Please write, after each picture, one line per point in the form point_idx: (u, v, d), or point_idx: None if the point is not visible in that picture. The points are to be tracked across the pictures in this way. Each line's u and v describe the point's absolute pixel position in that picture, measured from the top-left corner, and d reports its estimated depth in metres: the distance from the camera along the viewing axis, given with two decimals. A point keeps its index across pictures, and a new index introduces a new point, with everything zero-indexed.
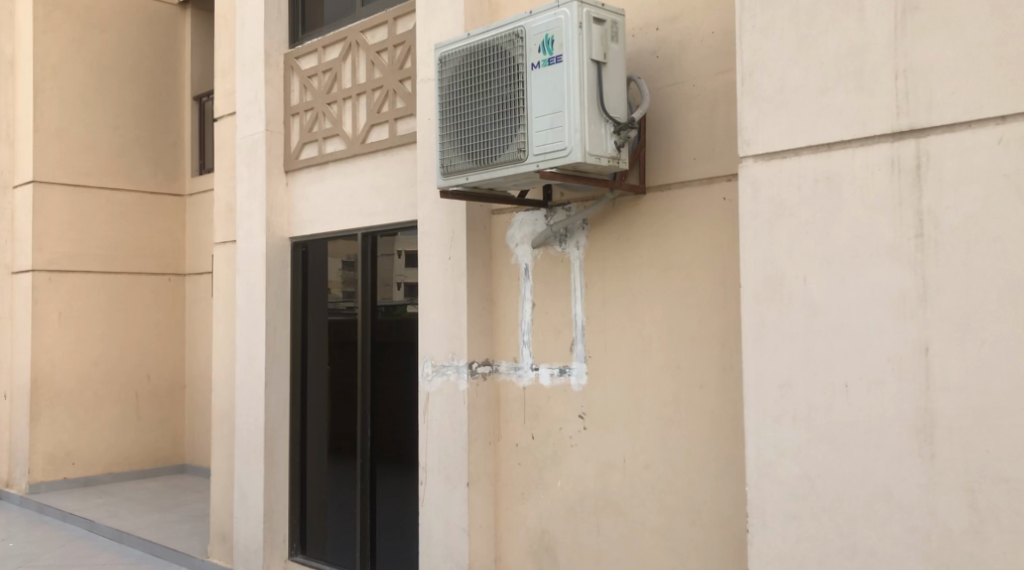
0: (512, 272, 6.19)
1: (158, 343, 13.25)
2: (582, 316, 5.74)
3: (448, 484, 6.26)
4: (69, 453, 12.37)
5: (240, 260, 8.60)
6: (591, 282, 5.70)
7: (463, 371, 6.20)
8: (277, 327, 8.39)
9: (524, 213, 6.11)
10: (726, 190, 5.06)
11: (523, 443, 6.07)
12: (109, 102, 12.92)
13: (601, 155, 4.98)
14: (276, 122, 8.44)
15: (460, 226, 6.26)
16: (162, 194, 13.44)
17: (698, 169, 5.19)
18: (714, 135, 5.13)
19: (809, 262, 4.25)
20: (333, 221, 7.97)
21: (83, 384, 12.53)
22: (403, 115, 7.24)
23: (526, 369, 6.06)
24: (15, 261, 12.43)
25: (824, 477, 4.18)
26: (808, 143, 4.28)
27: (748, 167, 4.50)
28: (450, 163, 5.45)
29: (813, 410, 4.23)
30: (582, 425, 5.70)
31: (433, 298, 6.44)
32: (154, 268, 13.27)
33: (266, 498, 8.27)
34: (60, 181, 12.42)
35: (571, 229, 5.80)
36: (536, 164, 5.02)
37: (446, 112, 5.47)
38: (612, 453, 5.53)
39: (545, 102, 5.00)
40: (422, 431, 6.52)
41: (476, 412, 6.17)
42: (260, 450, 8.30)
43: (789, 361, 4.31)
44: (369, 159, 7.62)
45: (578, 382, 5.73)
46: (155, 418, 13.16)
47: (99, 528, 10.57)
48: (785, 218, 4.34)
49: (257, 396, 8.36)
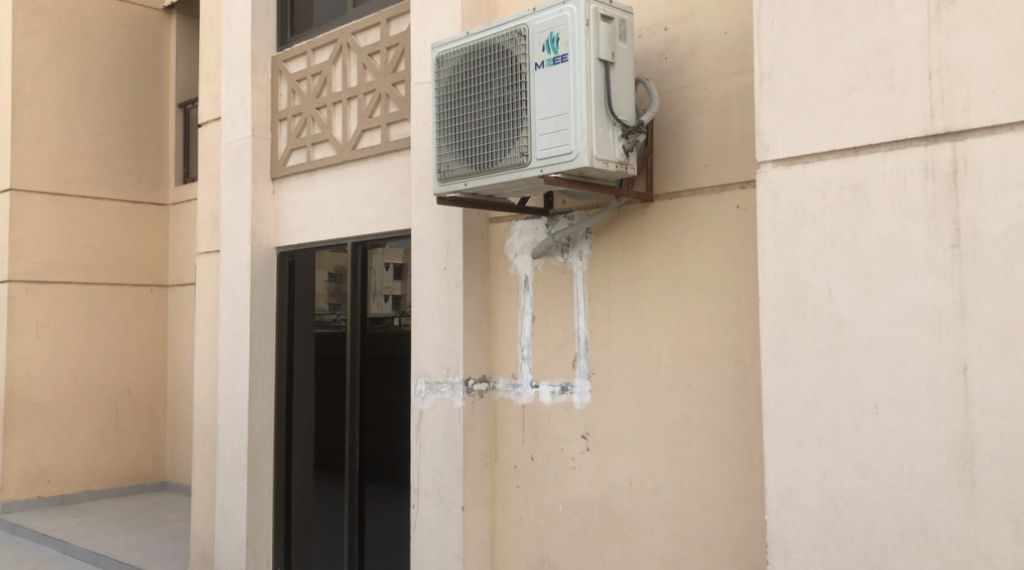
0: (510, 283, 5.89)
1: (140, 356, 12.89)
2: (585, 329, 5.44)
3: (442, 507, 5.94)
4: (45, 470, 11.98)
5: (224, 270, 8.27)
6: (595, 294, 5.40)
7: (459, 389, 5.88)
8: (262, 341, 8.06)
9: (524, 221, 5.82)
10: (740, 198, 4.78)
11: (522, 465, 5.77)
12: (91, 109, 12.57)
13: (608, 160, 4.69)
14: (263, 127, 8.13)
15: (457, 235, 5.96)
16: (145, 203, 13.10)
17: (710, 175, 4.90)
18: (727, 139, 4.85)
19: (835, 273, 3.96)
20: (321, 230, 7.66)
21: (60, 399, 12.15)
22: (397, 120, 6.94)
23: (525, 386, 5.76)
24: None
25: (853, 505, 3.89)
26: (833, 146, 3.99)
27: (767, 172, 4.19)
28: (447, 168, 5.15)
29: (839, 432, 3.93)
30: (585, 446, 5.40)
31: (427, 311, 6.14)
32: (136, 279, 12.91)
33: (250, 520, 7.93)
34: (39, 189, 12.05)
35: (574, 239, 5.51)
36: (539, 169, 4.73)
37: (444, 114, 5.18)
38: (617, 476, 5.23)
39: (550, 103, 4.71)
40: (414, 450, 6.20)
41: (472, 431, 5.86)
42: (243, 469, 7.95)
43: (812, 380, 4.01)
44: (360, 165, 7.32)
45: (581, 401, 5.43)
46: (135, 434, 12.78)
47: (74, 549, 10.19)
48: (808, 226, 4.04)
49: (241, 412, 8.02)
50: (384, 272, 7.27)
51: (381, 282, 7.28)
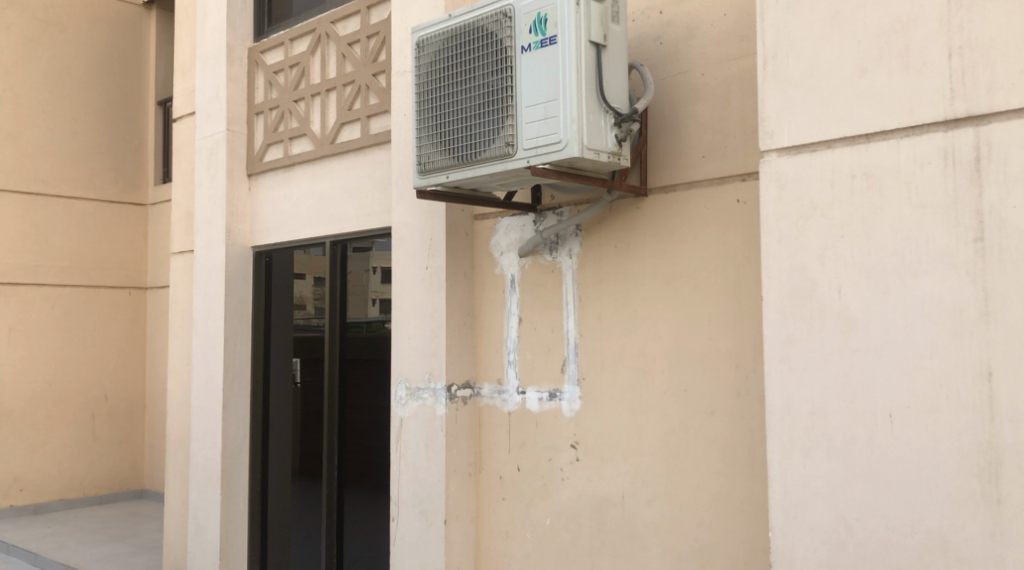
0: (496, 283, 5.57)
1: (117, 360, 12.51)
2: (575, 332, 5.13)
3: (424, 520, 5.61)
4: (17, 478, 11.57)
5: (198, 271, 7.92)
6: (586, 294, 5.08)
7: (441, 395, 5.56)
8: (237, 345, 7.71)
9: (511, 218, 5.50)
10: (740, 191, 4.48)
11: (508, 476, 5.44)
12: (68, 106, 12.21)
13: (600, 150, 4.38)
14: (239, 121, 7.80)
15: (440, 233, 5.63)
16: (123, 203, 12.74)
17: (709, 167, 4.59)
18: (727, 128, 4.54)
19: (846, 271, 3.65)
20: (299, 229, 7.32)
21: (34, 405, 11.75)
22: (377, 112, 6.61)
23: (511, 392, 5.44)
24: None
25: (865, 521, 3.57)
26: (843, 133, 3.67)
27: (772, 162, 3.87)
28: (428, 160, 4.83)
29: (850, 442, 3.62)
30: (575, 456, 5.07)
31: (408, 312, 5.82)
32: (113, 281, 12.54)
33: (224, 531, 7.57)
34: (13, 188, 11.68)
35: (563, 236, 5.19)
36: (526, 160, 4.42)
37: (425, 102, 4.86)
38: (609, 488, 4.91)
39: (537, 89, 4.40)
40: (394, 459, 5.86)
41: (455, 440, 5.53)
42: (217, 479, 7.59)
43: (821, 386, 3.70)
44: (339, 160, 6.98)
45: (570, 408, 5.11)
46: (112, 440, 12.40)
47: (45, 560, 9.82)
48: (816, 219, 3.72)
49: (215, 420, 7.66)
50: (372, 275, 6.91)
51: (369, 285, 6.90)
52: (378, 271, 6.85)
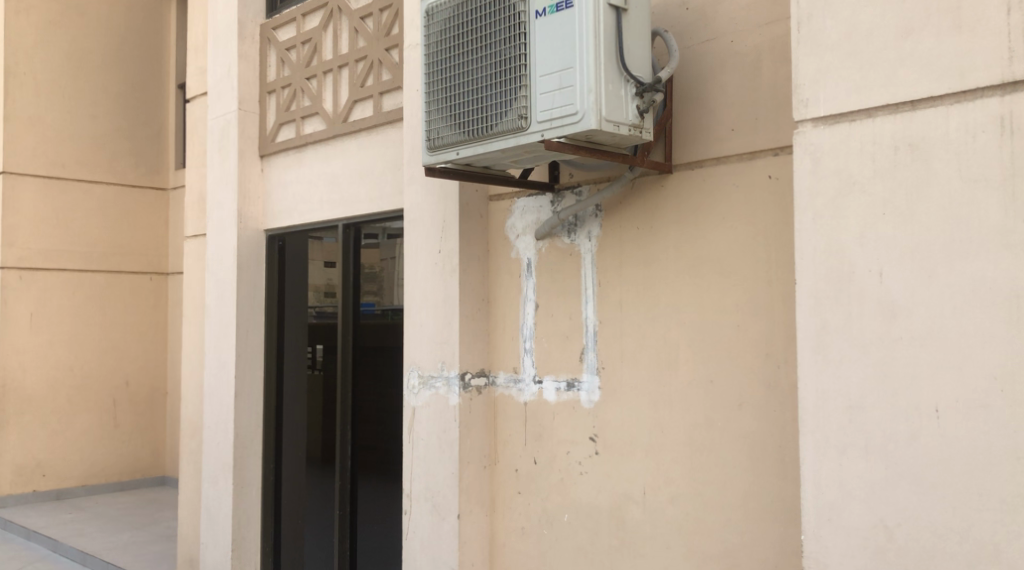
0: (512, 268, 5.28)
1: (138, 346, 12.37)
2: (594, 319, 4.83)
3: (436, 514, 5.34)
4: (39, 464, 11.46)
5: (210, 255, 7.70)
6: (606, 278, 4.78)
7: (454, 383, 5.27)
8: (250, 331, 7.48)
9: (527, 198, 5.20)
10: (771, 166, 4.15)
11: (523, 469, 5.16)
12: (88, 91, 12.03)
13: (620, 123, 4.07)
14: (251, 100, 7.55)
15: (452, 214, 5.35)
16: (143, 187, 12.56)
17: (738, 141, 4.27)
18: (757, 100, 4.21)
19: (887, 252, 3.32)
20: (311, 211, 7.06)
21: (55, 391, 11.61)
22: (390, 88, 6.33)
23: (527, 382, 5.16)
24: None
25: (907, 527, 3.25)
26: (886, 100, 3.34)
27: (807, 133, 3.53)
28: (437, 135, 4.54)
29: (891, 441, 3.30)
30: (594, 449, 4.79)
31: (420, 297, 5.54)
32: (134, 266, 12.37)
33: (236, 522, 7.35)
34: (33, 172, 11.51)
35: (582, 217, 4.89)
36: (540, 134, 4.11)
37: (435, 73, 4.56)
38: (629, 484, 4.62)
39: (553, 57, 4.09)
40: (406, 451, 5.60)
41: (469, 432, 5.25)
42: (229, 468, 7.37)
43: (859, 378, 3.37)
44: (351, 139, 6.71)
45: (589, 399, 4.82)
46: (134, 427, 12.27)
47: (62, 548, 9.69)
48: (855, 195, 3.40)
49: (227, 408, 7.44)
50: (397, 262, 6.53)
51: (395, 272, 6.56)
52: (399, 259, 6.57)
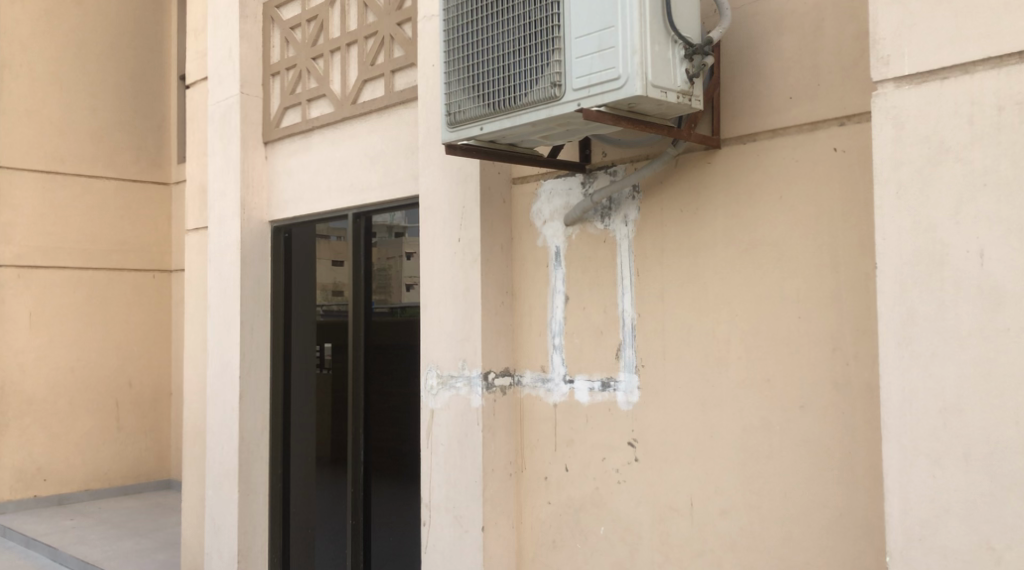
0: (538, 256, 4.81)
1: (141, 345, 11.91)
2: (631, 312, 4.37)
3: (459, 526, 4.89)
4: (40, 468, 11.04)
5: (212, 248, 7.26)
6: (644, 266, 4.32)
7: (477, 384, 4.81)
8: (255, 328, 7.04)
9: (555, 180, 4.74)
10: (835, 138, 3.70)
11: (553, 477, 4.71)
12: (87, 83, 11.60)
13: (668, 89, 3.61)
14: (254, 84, 7.11)
15: (472, 199, 4.89)
16: (146, 181, 12.11)
17: (797, 110, 3.80)
18: (819, 64, 3.75)
19: (989, 229, 2.87)
20: (318, 200, 6.61)
21: (56, 393, 11.19)
22: (402, 66, 5.88)
23: (557, 381, 4.70)
24: None
25: (1017, 550, 2.79)
26: (985, 53, 2.88)
27: (887, 94, 3.07)
28: (459, 109, 4.08)
29: (996, 448, 2.84)
30: (633, 456, 4.33)
31: (438, 290, 5.08)
32: (137, 263, 11.94)
33: (241, 533, 6.91)
34: (30, 167, 11.09)
35: (617, 199, 4.43)
36: (577, 103, 3.65)
37: (454, 40, 4.11)
38: (674, 495, 4.17)
39: (591, 15, 3.64)
40: (424, 457, 5.14)
41: (493, 436, 4.80)
42: (233, 475, 6.93)
43: (955, 376, 2.91)
44: (361, 122, 6.26)
45: (627, 400, 4.36)
46: (137, 429, 11.83)
47: (63, 557, 9.26)
48: (949, 164, 2.93)
49: (231, 410, 7.00)
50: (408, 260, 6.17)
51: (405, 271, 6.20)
52: (411, 257, 6.20)
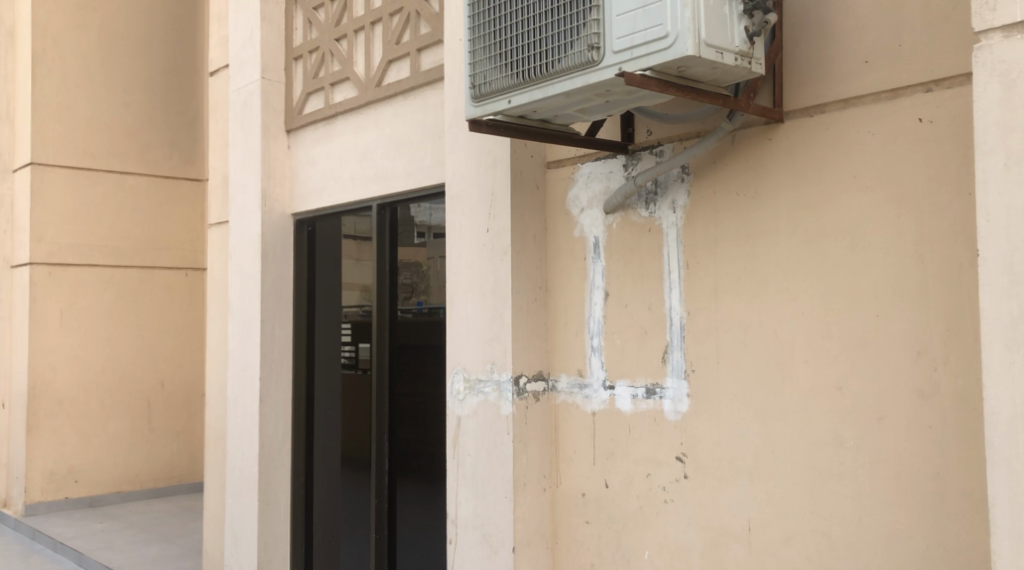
0: (574, 248, 4.32)
1: (173, 345, 11.17)
2: (680, 310, 3.86)
3: (488, 547, 4.42)
4: (71, 469, 10.40)
5: (233, 243, 6.86)
6: (695, 258, 3.82)
7: (507, 390, 4.33)
8: (277, 327, 6.63)
9: (594, 163, 4.24)
10: (919, 107, 3.18)
11: (592, 494, 4.21)
12: (118, 77, 10.81)
13: (724, 49, 3.11)
14: (276, 69, 6.69)
15: (502, 185, 4.42)
16: (178, 178, 11.29)
17: (874, 76, 3.29)
18: (901, 21, 3.23)
19: None
20: (342, 191, 6.17)
21: (88, 393, 10.53)
22: (429, 43, 5.43)
23: (596, 388, 4.20)
24: (15, 253, 10.44)
25: None
26: None
27: (993, 47, 2.58)
28: (485, 80, 3.60)
29: None
30: (682, 472, 3.83)
31: (464, 286, 4.61)
32: (169, 262, 11.17)
33: (262, 544, 6.51)
34: (62, 164, 10.39)
35: (663, 183, 3.93)
36: (618, 67, 3.17)
37: (479, 3, 3.63)
38: (732, 518, 3.66)
39: None
40: (449, 469, 4.67)
41: (525, 448, 4.32)
42: (254, 483, 6.52)
43: None
44: (385, 106, 5.82)
45: (675, 409, 3.86)
46: (170, 430, 11.10)
47: (88, 561, 8.67)
48: None
49: (252, 414, 6.59)
50: None
51: None
52: None
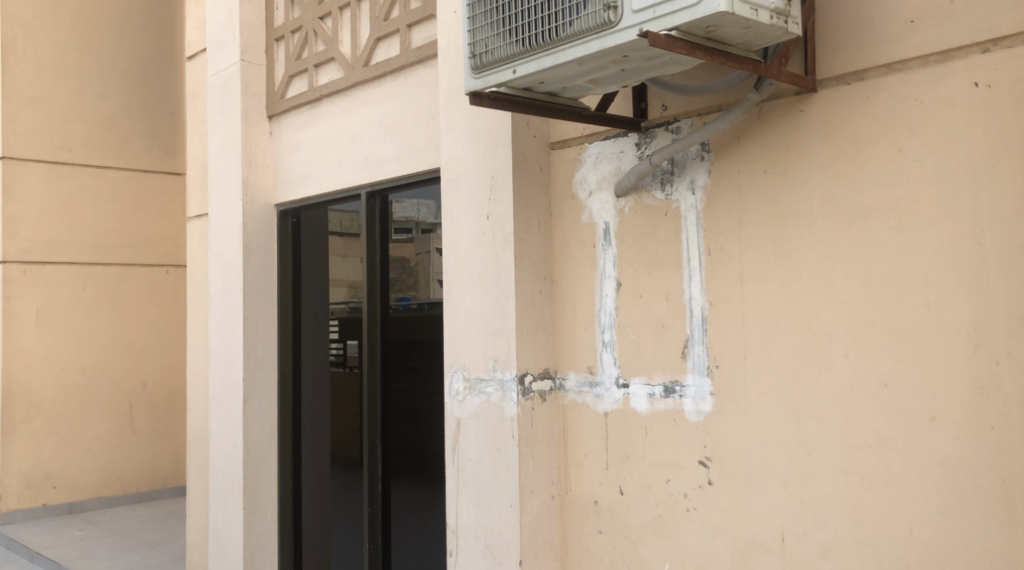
0: (582, 234, 3.97)
1: (154, 343, 10.76)
2: (701, 302, 3.53)
3: (492, 559, 4.08)
4: (49, 474, 9.98)
5: (212, 235, 6.48)
6: (717, 243, 3.48)
7: (512, 390, 3.99)
8: (261, 325, 6.26)
9: (603, 141, 3.90)
10: (975, 70, 2.88)
11: (605, 502, 3.87)
12: (93, 66, 10.38)
13: (759, 5, 2.78)
14: (257, 51, 6.32)
15: (503, 167, 4.07)
16: (158, 171, 10.90)
17: (921, 39, 2.98)
18: None
19: None
20: (329, 178, 5.80)
21: (66, 394, 10.12)
22: (420, 18, 5.08)
23: (608, 386, 3.86)
24: None
25: None
26: None
27: None
28: (487, 49, 3.25)
29: None
30: (706, 479, 3.50)
31: (462, 277, 4.26)
32: (150, 258, 10.76)
33: (247, 553, 6.15)
34: (36, 157, 9.95)
35: (680, 161, 3.59)
36: (639, 28, 2.83)
37: None
38: (764, 528, 3.34)
39: None
40: (450, 474, 4.32)
41: (531, 452, 3.98)
42: (238, 489, 6.16)
43: None
44: (373, 86, 5.46)
45: (696, 409, 3.53)
46: (152, 432, 10.71)
47: None
48: None
49: (235, 415, 6.23)
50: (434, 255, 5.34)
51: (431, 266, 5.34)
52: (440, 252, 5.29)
